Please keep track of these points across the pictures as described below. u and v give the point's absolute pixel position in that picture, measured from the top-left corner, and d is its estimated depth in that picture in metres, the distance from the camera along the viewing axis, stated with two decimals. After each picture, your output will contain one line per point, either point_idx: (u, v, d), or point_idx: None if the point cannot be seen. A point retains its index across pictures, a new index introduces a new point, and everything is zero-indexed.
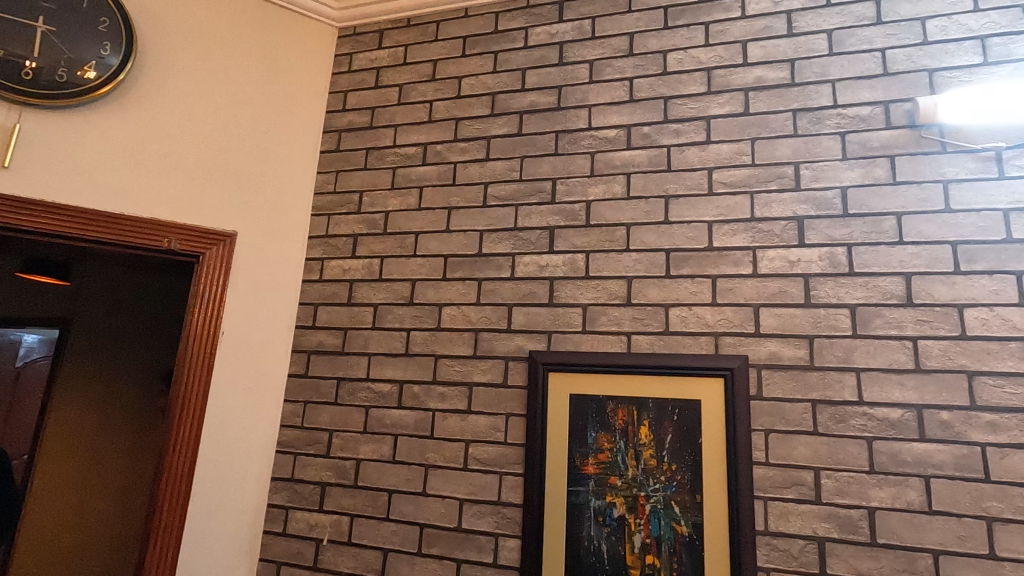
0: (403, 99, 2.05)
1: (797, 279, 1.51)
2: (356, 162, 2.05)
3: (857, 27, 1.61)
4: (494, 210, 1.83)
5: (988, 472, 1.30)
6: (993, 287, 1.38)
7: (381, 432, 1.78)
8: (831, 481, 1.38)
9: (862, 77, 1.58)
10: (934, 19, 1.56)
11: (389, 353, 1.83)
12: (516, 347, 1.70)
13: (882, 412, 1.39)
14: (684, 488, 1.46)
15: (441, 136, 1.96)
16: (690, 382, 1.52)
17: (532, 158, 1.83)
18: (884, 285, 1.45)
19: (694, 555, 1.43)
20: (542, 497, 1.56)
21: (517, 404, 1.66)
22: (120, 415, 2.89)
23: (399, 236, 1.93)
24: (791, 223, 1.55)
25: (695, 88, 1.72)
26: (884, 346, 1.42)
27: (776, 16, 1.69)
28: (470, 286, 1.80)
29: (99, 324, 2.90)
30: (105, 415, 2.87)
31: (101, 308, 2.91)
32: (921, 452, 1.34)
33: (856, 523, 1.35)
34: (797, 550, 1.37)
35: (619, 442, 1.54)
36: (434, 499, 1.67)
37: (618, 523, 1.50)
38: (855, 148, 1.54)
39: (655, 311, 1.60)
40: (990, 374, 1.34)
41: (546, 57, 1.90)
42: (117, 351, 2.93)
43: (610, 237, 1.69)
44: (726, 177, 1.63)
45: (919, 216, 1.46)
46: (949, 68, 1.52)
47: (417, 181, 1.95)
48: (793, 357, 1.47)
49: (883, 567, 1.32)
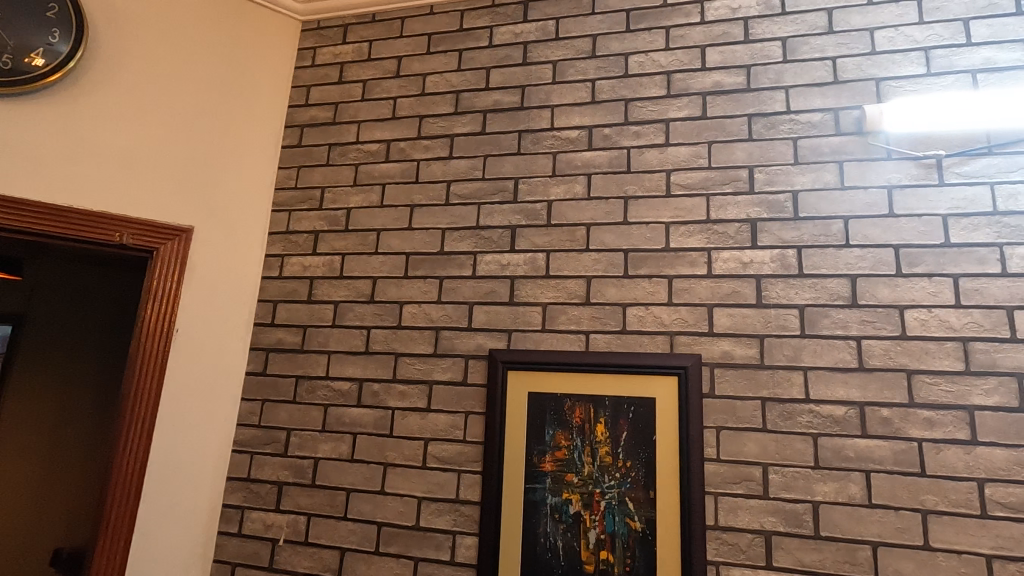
0: (367, 95, 2.03)
1: (750, 280, 1.55)
2: (318, 158, 2.02)
3: (810, 36, 1.66)
4: (457, 209, 1.83)
5: (924, 466, 1.35)
6: (932, 288, 1.43)
7: (341, 430, 1.76)
8: (778, 477, 1.42)
9: (814, 84, 1.63)
10: (883, 30, 1.61)
11: (350, 350, 1.82)
12: (476, 346, 1.71)
13: (827, 410, 1.43)
14: (638, 484, 1.49)
15: (405, 133, 1.95)
16: (645, 380, 1.55)
17: (494, 157, 1.84)
18: (831, 286, 1.49)
19: (648, 550, 1.45)
20: (500, 495, 1.57)
21: (476, 403, 1.67)
22: (75, 412, 2.79)
23: (361, 233, 1.91)
24: (745, 225, 1.59)
25: (655, 91, 1.74)
26: (831, 345, 1.46)
27: (734, 23, 1.73)
28: (432, 284, 1.79)
29: (56, 337, 2.82)
30: (61, 423, 2.76)
31: (56, 322, 2.83)
32: (863, 448, 1.39)
33: (801, 517, 1.39)
34: (746, 544, 1.41)
35: (576, 439, 1.56)
36: (392, 498, 1.67)
37: (574, 520, 1.52)
38: (806, 153, 1.59)
39: (613, 310, 1.62)
40: (928, 372, 1.40)
41: (511, 57, 1.91)
42: (73, 361, 2.82)
43: (570, 236, 1.71)
44: (684, 179, 1.66)
45: (865, 220, 1.51)
46: (894, 77, 1.58)
47: (380, 178, 1.94)
48: (744, 356, 1.51)
49: (825, 559, 1.36)
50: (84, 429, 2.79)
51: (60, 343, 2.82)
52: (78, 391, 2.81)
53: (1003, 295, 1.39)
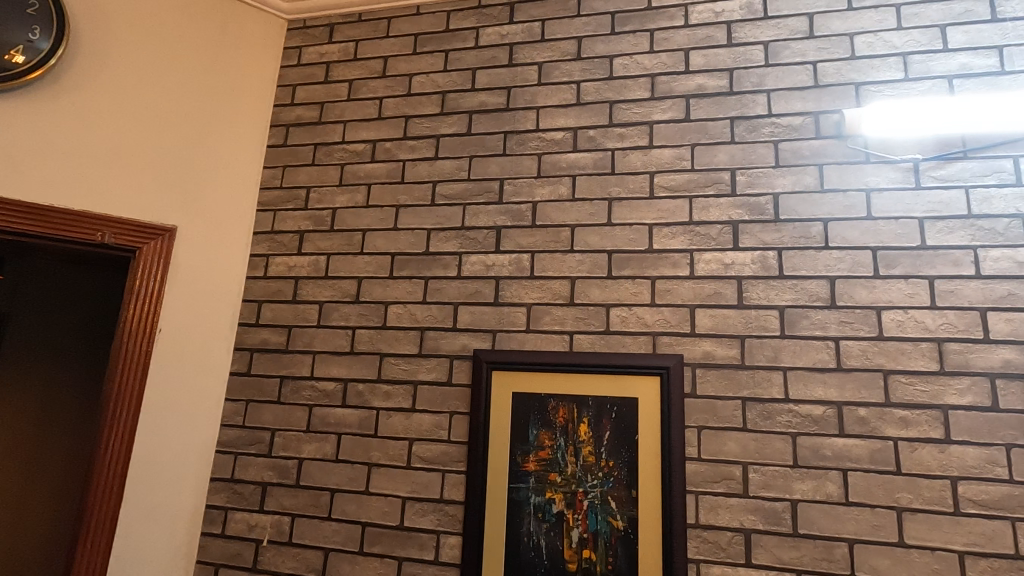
0: (353, 95, 2.03)
1: (731, 281, 1.57)
2: (303, 157, 2.02)
3: (791, 40, 1.68)
4: (442, 209, 1.84)
5: (900, 464, 1.38)
6: (908, 290, 1.46)
7: (325, 431, 1.76)
8: (758, 475, 1.44)
9: (795, 88, 1.65)
10: (862, 35, 1.64)
11: (334, 351, 1.82)
12: (461, 346, 1.71)
13: (806, 409, 1.45)
14: (620, 484, 1.50)
15: (391, 133, 1.95)
16: (628, 380, 1.56)
17: (480, 158, 1.84)
18: (810, 287, 1.52)
19: (630, 549, 1.47)
20: (484, 495, 1.58)
21: (461, 403, 1.67)
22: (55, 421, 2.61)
23: (346, 233, 1.91)
24: (726, 227, 1.61)
25: (639, 94, 1.76)
26: (810, 346, 1.49)
27: (717, 26, 1.75)
28: (417, 284, 1.80)
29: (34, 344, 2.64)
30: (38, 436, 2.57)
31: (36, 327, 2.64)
32: (840, 447, 1.42)
33: (780, 515, 1.41)
34: (725, 542, 1.43)
35: (560, 439, 1.57)
36: (377, 498, 1.67)
37: (557, 519, 1.53)
38: (786, 156, 1.61)
39: (597, 311, 1.64)
40: (904, 372, 1.42)
41: (497, 58, 1.91)
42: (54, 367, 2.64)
43: (555, 237, 1.72)
44: (667, 181, 1.68)
45: (843, 222, 1.53)
46: (873, 82, 1.61)
47: (366, 178, 1.94)
48: (725, 356, 1.53)
49: (803, 556, 1.38)
50: (65, 441, 2.60)
51: (35, 354, 2.63)
52: (58, 405, 2.64)
53: (976, 297, 1.42)
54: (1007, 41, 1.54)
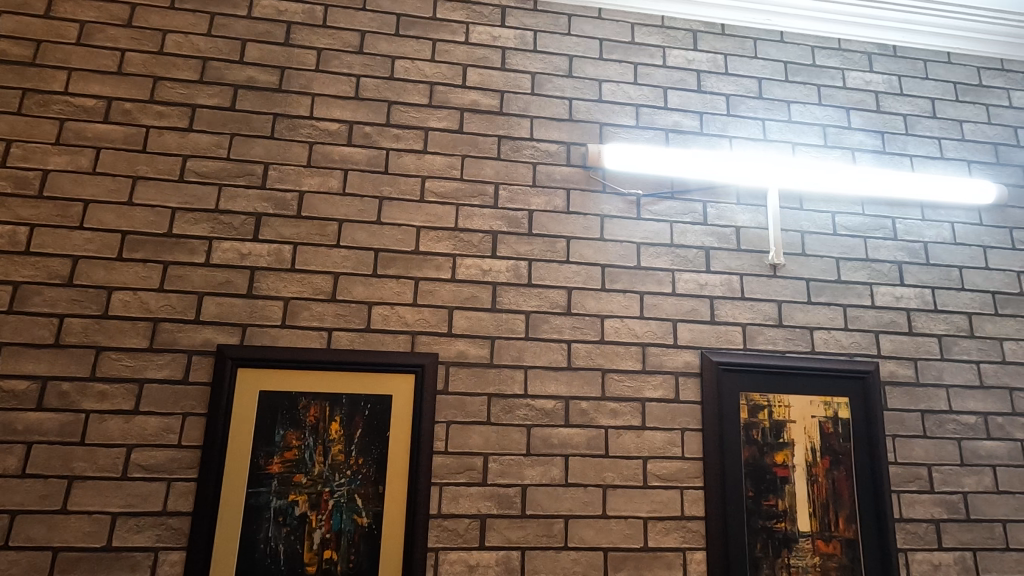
0: (84, 40, 1.71)
1: (487, 286, 1.69)
2: (5, 103, 1.64)
3: (553, 75, 1.89)
4: (192, 187, 1.65)
5: (608, 448, 1.64)
6: (625, 302, 1.74)
7: (9, 440, 1.44)
8: (496, 464, 1.58)
9: (553, 119, 1.85)
10: (608, 83, 1.91)
11: (32, 342, 1.50)
12: (203, 341, 1.55)
13: (540, 403, 1.64)
14: (368, 481, 1.51)
15: (132, 93, 1.69)
16: (384, 378, 1.58)
17: (243, 137, 1.70)
18: (552, 295, 1.72)
19: (372, 545, 1.48)
20: (216, 503, 1.45)
21: (197, 403, 1.51)
22: None
23: (61, 202, 1.59)
24: (487, 236, 1.73)
25: (418, 99, 1.80)
26: (547, 347, 1.68)
27: (493, 50, 1.88)
28: (153, 269, 1.58)
29: None
30: None
31: None
32: (565, 436, 1.63)
33: (512, 499, 1.56)
34: (463, 528, 1.53)
35: (308, 438, 1.52)
36: (77, 517, 1.42)
37: (299, 521, 1.47)
38: (542, 177, 1.80)
39: (358, 309, 1.63)
40: (616, 371, 1.69)
41: (271, 34, 1.79)
42: None
43: (320, 230, 1.66)
44: (436, 187, 1.74)
45: (583, 242, 1.77)
46: (612, 124, 1.89)
47: (95, 140, 1.64)
48: (476, 356, 1.64)
49: (528, 534, 1.55)
50: None
51: None
52: None
53: (671, 310, 1.76)
54: (706, 109, 1.95)
